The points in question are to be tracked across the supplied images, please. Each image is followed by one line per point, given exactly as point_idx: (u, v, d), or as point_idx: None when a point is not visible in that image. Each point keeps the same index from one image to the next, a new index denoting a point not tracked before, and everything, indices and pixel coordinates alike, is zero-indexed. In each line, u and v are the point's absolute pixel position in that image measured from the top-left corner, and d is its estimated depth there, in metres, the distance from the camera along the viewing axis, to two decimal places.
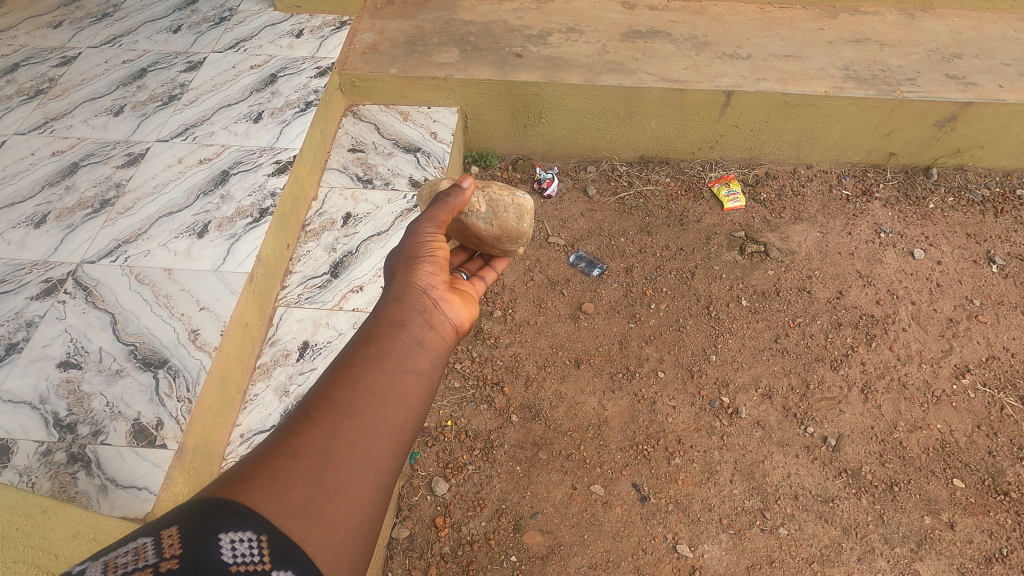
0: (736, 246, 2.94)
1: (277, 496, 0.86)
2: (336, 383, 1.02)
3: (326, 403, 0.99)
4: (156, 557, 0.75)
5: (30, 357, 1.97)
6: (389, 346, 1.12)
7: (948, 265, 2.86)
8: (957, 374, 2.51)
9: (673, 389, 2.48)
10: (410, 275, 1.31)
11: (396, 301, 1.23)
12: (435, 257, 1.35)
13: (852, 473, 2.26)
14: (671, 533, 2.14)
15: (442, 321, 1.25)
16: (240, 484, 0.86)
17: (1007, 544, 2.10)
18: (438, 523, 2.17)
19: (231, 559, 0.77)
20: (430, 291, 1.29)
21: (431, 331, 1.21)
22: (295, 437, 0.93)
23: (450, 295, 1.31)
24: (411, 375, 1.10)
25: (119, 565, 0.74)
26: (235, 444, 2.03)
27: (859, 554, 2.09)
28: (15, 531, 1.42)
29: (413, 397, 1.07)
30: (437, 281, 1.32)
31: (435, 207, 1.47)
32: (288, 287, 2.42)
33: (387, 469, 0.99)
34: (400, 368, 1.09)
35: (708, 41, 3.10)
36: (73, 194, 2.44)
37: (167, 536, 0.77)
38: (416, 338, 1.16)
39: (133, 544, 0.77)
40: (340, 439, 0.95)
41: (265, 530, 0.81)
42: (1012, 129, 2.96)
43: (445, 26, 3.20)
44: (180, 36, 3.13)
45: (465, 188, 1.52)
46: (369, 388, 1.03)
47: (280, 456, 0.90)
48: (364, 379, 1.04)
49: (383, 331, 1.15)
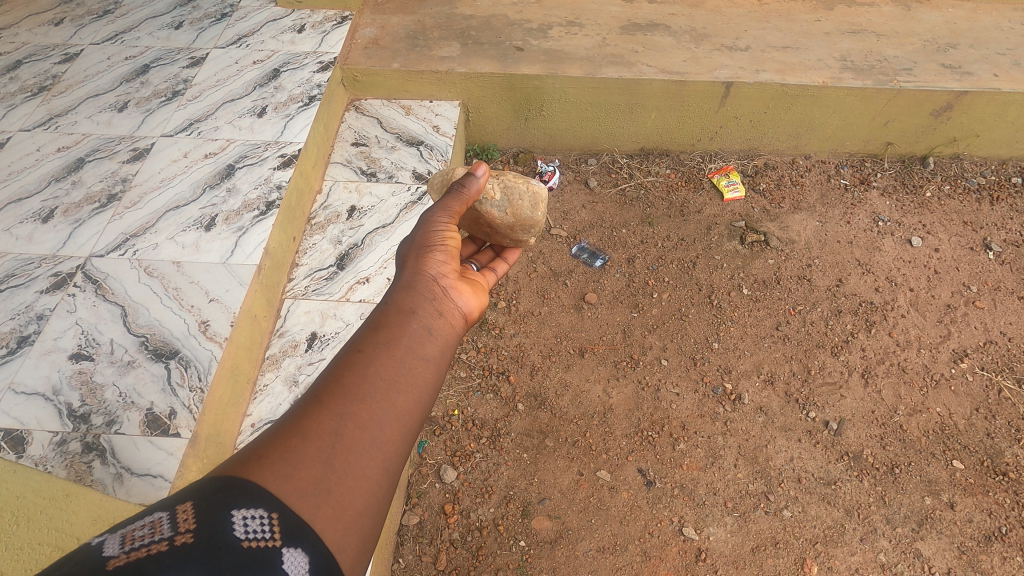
0: (736, 236, 2.98)
1: (287, 476, 0.81)
2: (346, 368, 0.97)
3: (336, 386, 0.93)
4: (172, 531, 0.71)
5: (41, 350, 1.99)
6: (400, 332, 1.06)
7: (945, 252, 2.90)
8: (955, 359, 2.55)
9: (676, 376, 2.52)
10: (420, 265, 1.27)
11: (406, 289, 1.19)
12: (446, 247, 1.32)
13: (853, 456, 2.30)
14: (676, 516, 2.18)
15: (451, 309, 1.21)
16: (250, 464, 0.81)
17: (1006, 523, 2.14)
18: (447, 510, 2.20)
19: (243, 535, 0.73)
20: (440, 280, 1.25)
21: (441, 319, 1.16)
22: (305, 419, 0.88)
23: (459, 284, 1.27)
24: (421, 363, 1.04)
25: (135, 538, 0.70)
26: (246, 433, 2.05)
27: (861, 534, 2.13)
28: (41, 513, 1.44)
29: (423, 384, 1.01)
30: (448, 271, 1.28)
31: (449, 199, 1.45)
32: (294, 279, 2.44)
33: (397, 455, 0.94)
34: (410, 355, 1.03)
35: (707, 33, 3.13)
36: (80, 189, 2.46)
37: (182, 510, 0.73)
38: (427, 326, 1.11)
39: (150, 517, 0.72)
40: (350, 422, 0.90)
41: (276, 508, 0.77)
42: (1007, 118, 3.00)
43: (445, 20, 3.22)
44: (181, 32, 3.15)
45: (478, 173, 1.51)
46: (380, 373, 0.97)
47: (291, 437, 0.85)
48: (374, 364, 0.98)
49: (393, 319, 1.09)
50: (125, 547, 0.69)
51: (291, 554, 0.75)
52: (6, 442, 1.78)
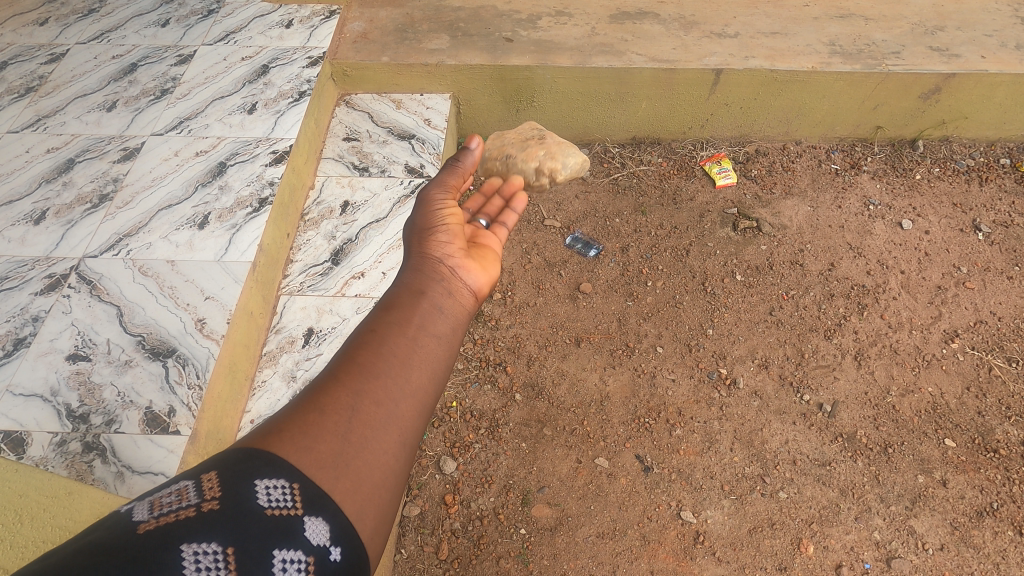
0: (728, 223, 2.99)
1: (307, 448, 0.82)
2: (361, 346, 0.97)
3: (352, 363, 0.94)
4: (198, 498, 0.72)
5: (38, 352, 1.99)
6: (412, 312, 1.06)
7: (935, 234, 2.93)
8: (946, 339, 2.58)
9: (672, 363, 2.54)
10: (430, 243, 1.26)
11: (417, 269, 1.19)
12: (455, 223, 1.31)
13: (847, 437, 2.34)
14: (674, 500, 2.21)
15: (463, 285, 1.20)
16: (271, 436, 0.82)
17: (997, 499, 2.18)
18: (448, 500, 2.22)
19: (266, 503, 0.74)
20: (450, 256, 1.24)
21: (452, 297, 1.16)
22: (322, 396, 0.89)
23: (470, 259, 1.25)
24: (433, 341, 1.03)
25: (162, 505, 0.71)
26: (246, 430, 2.07)
27: (856, 513, 2.17)
28: (43, 511, 1.43)
29: (437, 359, 1.02)
30: (458, 247, 1.27)
31: (451, 173, 1.44)
32: (289, 275, 2.44)
33: (413, 429, 0.94)
34: (422, 333, 1.03)
35: (696, 20, 3.13)
36: (71, 189, 2.45)
37: (207, 480, 0.74)
38: (438, 305, 1.11)
39: (176, 486, 0.74)
40: (366, 397, 0.91)
41: (298, 478, 0.78)
42: (995, 99, 3.02)
43: (434, 13, 3.21)
44: (168, 30, 3.12)
45: (473, 148, 1.49)
46: (393, 350, 0.98)
47: (310, 412, 0.86)
48: (389, 341, 0.99)
49: (405, 299, 1.10)
50: (153, 513, 0.70)
51: (312, 523, 0.75)
52: (6, 444, 1.79)
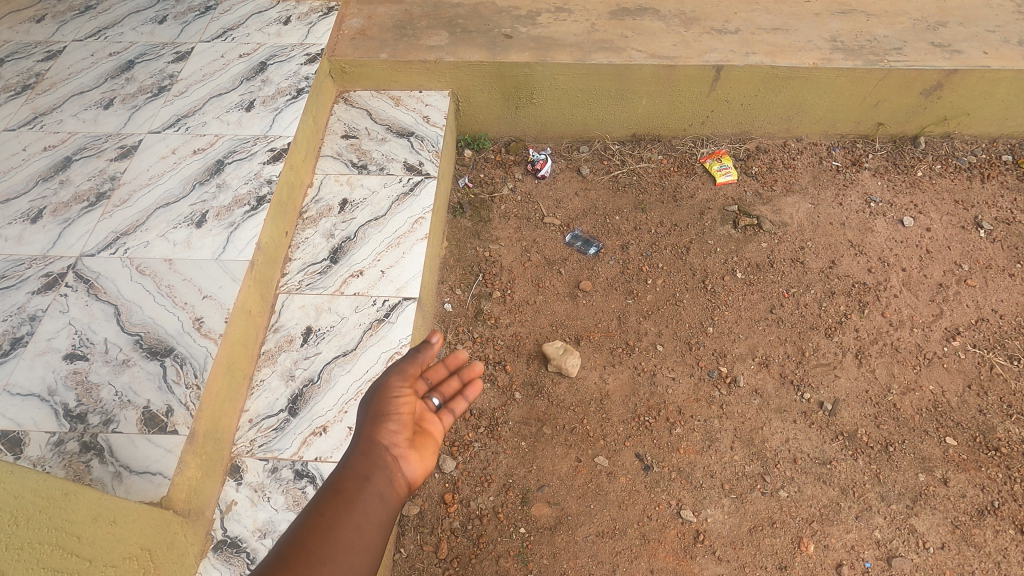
0: (729, 220, 2.98)
1: None
2: (310, 535, 1.08)
3: (300, 551, 1.05)
4: None
5: (35, 351, 1.98)
6: (357, 499, 1.16)
7: (937, 231, 2.92)
8: (947, 337, 2.57)
9: (671, 362, 2.53)
10: (375, 427, 1.28)
11: (367, 447, 1.25)
12: (403, 413, 1.31)
13: (848, 435, 2.33)
14: (674, 499, 2.20)
15: (410, 471, 1.26)
16: None
17: (998, 497, 2.18)
18: (447, 499, 2.22)
19: None
20: (394, 449, 1.26)
21: (398, 483, 1.23)
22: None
23: (410, 451, 1.28)
24: (373, 530, 1.13)
25: None
26: (245, 429, 2.09)
27: (857, 512, 2.16)
28: (40, 512, 1.38)
29: (375, 548, 1.12)
30: (404, 435, 1.30)
31: (404, 360, 1.35)
32: (288, 274, 2.44)
33: None
34: (363, 520, 1.13)
35: (696, 16, 3.11)
36: (68, 188, 2.44)
37: None
38: (384, 493, 1.19)
39: None
40: None
41: None
42: (997, 95, 3.00)
43: (433, 9, 3.18)
44: (166, 27, 3.10)
45: (434, 342, 1.36)
46: (337, 541, 1.09)
47: None
48: (334, 532, 1.10)
49: (351, 484, 1.18)
50: None
51: None
52: (3, 443, 1.78)
